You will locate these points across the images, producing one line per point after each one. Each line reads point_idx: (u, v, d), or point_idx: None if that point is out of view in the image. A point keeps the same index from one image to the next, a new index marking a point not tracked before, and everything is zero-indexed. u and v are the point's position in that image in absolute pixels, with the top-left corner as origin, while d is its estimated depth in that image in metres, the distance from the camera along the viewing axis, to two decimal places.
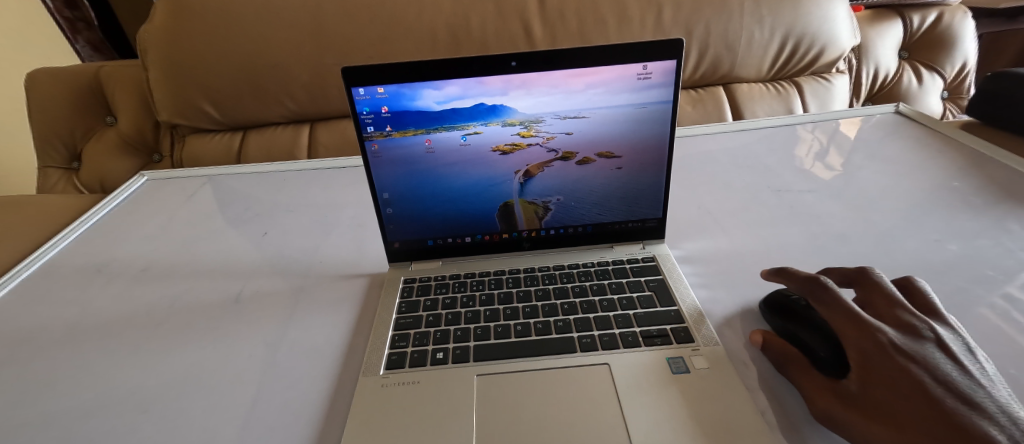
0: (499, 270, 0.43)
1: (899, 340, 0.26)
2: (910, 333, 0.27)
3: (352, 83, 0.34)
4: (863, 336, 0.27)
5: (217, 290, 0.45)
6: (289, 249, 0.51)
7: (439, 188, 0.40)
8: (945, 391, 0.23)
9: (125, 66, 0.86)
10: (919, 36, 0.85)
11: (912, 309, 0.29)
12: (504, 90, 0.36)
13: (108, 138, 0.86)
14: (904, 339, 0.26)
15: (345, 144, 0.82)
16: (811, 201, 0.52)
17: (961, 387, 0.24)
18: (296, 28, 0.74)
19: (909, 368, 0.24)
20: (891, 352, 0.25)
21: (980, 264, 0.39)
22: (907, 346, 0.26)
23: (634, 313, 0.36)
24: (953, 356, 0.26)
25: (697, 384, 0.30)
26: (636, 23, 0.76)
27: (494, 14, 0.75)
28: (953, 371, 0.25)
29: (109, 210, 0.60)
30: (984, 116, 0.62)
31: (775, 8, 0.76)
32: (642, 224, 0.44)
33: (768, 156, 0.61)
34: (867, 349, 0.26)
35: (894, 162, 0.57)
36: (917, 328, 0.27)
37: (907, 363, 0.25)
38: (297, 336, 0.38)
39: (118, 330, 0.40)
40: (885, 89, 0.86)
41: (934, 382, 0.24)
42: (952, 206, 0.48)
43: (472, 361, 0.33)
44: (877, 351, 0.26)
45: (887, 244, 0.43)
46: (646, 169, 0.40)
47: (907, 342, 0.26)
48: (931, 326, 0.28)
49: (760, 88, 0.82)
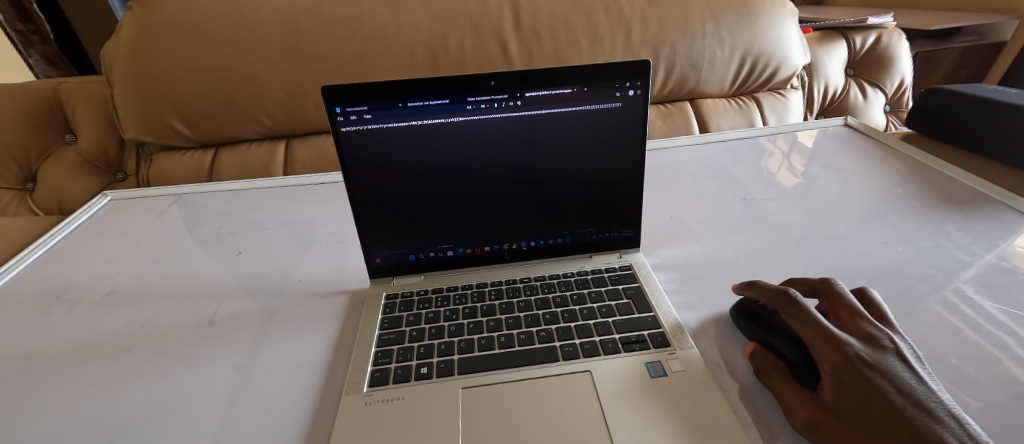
0: (481, 283, 0.43)
1: (865, 352, 0.28)
2: (873, 344, 0.29)
3: (333, 102, 0.34)
4: (832, 348, 0.28)
5: (190, 312, 0.43)
6: (266, 267, 0.50)
7: (421, 204, 0.41)
8: (907, 401, 0.25)
9: (87, 82, 0.83)
10: (862, 55, 0.92)
11: (869, 321, 0.31)
12: (484, 108, 0.37)
13: (67, 156, 0.82)
14: (868, 350, 0.28)
15: (321, 159, 0.81)
16: (774, 208, 0.55)
17: (918, 395, 0.26)
18: (270, 45, 0.74)
19: (875, 379, 0.26)
20: (858, 364, 0.27)
21: (922, 264, 0.43)
22: (871, 357, 0.28)
23: (613, 321, 0.38)
24: (909, 364, 0.28)
25: (675, 387, 0.32)
26: (607, 43, 0.79)
27: (469, 33, 0.77)
28: (910, 380, 0.27)
29: (69, 232, 0.57)
30: (921, 127, 0.68)
31: (734, 28, 0.81)
32: (618, 235, 0.45)
33: (734, 166, 0.65)
34: (836, 364, 0.28)
35: (846, 171, 0.61)
36: (878, 339, 0.29)
37: (872, 374, 0.27)
38: (277, 358, 0.38)
39: (81, 359, 0.38)
40: (834, 103, 0.93)
41: (896, 392, 0.26)
42: (898, 211, 0.52)
43: (457, 375, 0.34)
44: (845, 365, 0.27)
45: (842, 247, 0.47)
46: (621, 182, 0.42)
47: (871, 353, 0.28)
48: (890, 336, 0.30)
49: (723, 103, 0.87)
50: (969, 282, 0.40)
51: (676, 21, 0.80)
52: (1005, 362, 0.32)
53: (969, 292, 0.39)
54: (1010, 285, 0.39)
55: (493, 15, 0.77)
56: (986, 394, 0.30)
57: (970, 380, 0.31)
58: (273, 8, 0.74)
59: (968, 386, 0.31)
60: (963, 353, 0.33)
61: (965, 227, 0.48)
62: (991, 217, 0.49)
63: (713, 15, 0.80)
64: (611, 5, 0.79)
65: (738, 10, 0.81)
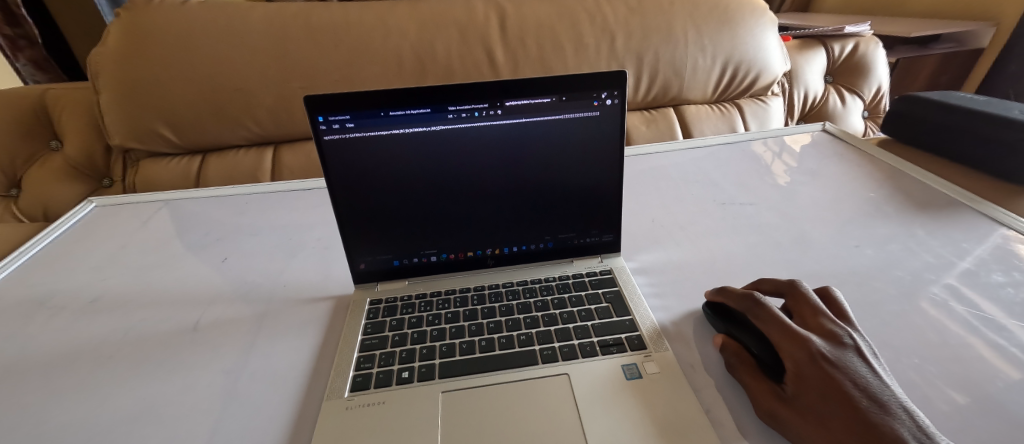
0: (464, 288, 0.44)
1: (826, 349, 0.29)
2: (834, 341, 0.30)
3: (315, 112, 0.35)
4: (796, 347, 0.30)
5: (173, 320, 0.44)
6: (250, 274, 0.50)
7: (404, 211, 0.41)
8: (863, 395, 0.26)
9: (73, 88, 0.82)
10: (840, 63, 0.94)
11: (831, 319, 0.32)
12: (465, 117, 0.38)
13: (53, 162, 0.82)
14: (829, 347, 0.30)
15: (310, 165, 0.81)
16: (752, 212, 0.56)
17: (875, 389, 0.27)
18: (258, 52, 0.74)
19: (835, 374, 0.27)
20: (819, 360, 0.28)
21: (891, 267, 0.45)
22: (832, 353, 0.29)
23: (592, 324, 0.39)
24: (868, 360, 0.29)
25: (649, 388, 0.33)
26: (592, 50, 0.80)
27: (456, 40, 0.78)
28: (868, 374, 0.28)
29: (53, 239, 0.57)
30: (896, 133, 0.70)
31: (716, 37, 0.83)
32: (599, 240, 0.46)
33: (714, 171, 0.66)
34: (799, 361, 0.29)
35: (822, 176, 0.63)
36: (838, 336, 0.31)
37: (832, 370, 0.28)
38: (260, 364, 0.38)
39: (62, 367, 0.38)
40: (815, 109, 0.95)
41: (854, 387, 0.27)
42: (869, 215, 0.54)
43: (438, 378, 0.34)
44: (807, 361, 0.28)
45: (815, 251, 0.48)
46: (600, 189, 0.43)
47: (832, 350, 0.29)
48: (850, 333, 0.31)
49: (706, 109, 0.89)
50: (933, 284, 0.42)
51: (659, 30, 0.81)
52: (963, 361, 0.34)
53: (932, 294, 0.41)
54: (972, 287, 0.41)
55: (479, 23, 0.79)
56: (941, 392, 0.31)
57: (929, 379, 0.32)
58: (261, 16, 0.75)
59: (927, 385, 0.32)
60: (925, 353, 0.35)
61: (933, 230, 0.49)
62: (958, 221, 0.50)
63: (695, 24, 0.82)
64: (596, 14, 0.81)
65: (719, 18, 0.83)
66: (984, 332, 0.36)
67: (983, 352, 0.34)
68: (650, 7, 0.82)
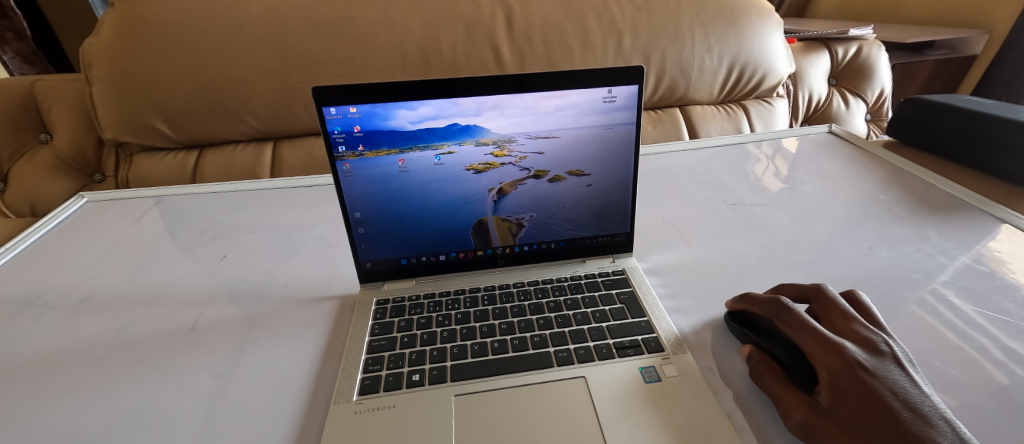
0: (475, 288, 0.43)
1: (863, 357, 0.28)
2: (869, 349, 0.29)
3: (323, 102, 0.34)
4: (830, 354, 0.29)
5: (170, 319, 0.42)
6: (251, 272, 0.48)
7: (413, 208, 0.40)
8: (903, 405, 0.25)
9: (63, 80, 0.80)
10: (843, 66, 0.95)
11: (865, 326, 0.31)
12: (477, 111, 0.37)
13: (42, 156, 0.79)
14: (865, 356, 0.29)
15: (310, 162, 0.79)
16: (762, 213, 0.56)
17: (914, 399, 0.26)
18: (258, 46, 0.73)
19: (872, 383, 0.26)
20: (855, 368, 0.27)
21: (907, 268, 0.44)
22: (869, 362, 0.28)
23: (607, 326, 0.37)
24: (905, 368, 0.28)
25: (668, 392, 0.32)
26: (598, 49, 0.80)
27: (462, 37, 0.77)
28: (907, 384, 0.27)
29: (42, 235, 0.55)
30: (901, 136, 0.70)
31: (722, 37, 0.83)
32: (611, 239, 0.45)
33: (723, 172, 0.66)
34: (834, 369, 0.28)
35: (831, 177, 0.62)
36: (874, 342, 0.30)
37: (869, 379, 0.27)
38: (262, 365, 0.37)
39: (52, 369, 0.37)
40: (818, 112, 0.95)
41: (893, 397, 0.26)
42: (880, 216, 0.53)
43: (449, 382, 0.33)
44: (843, 369, 0.27)
45: (829, 252, 0.48)
46: (613, 187, 0.42)
47: (868, 357, 0.28)
48: (886, 340, 0.30)
49: (712, 110, 0.89)
50: (950, 286, 0.42)
51: (666, 29, 0.81)
52: (986, 364, 0.33)
53: (951, 295, 0.40)
54: (990, 287, 0.41)
55: (485, 20, 0.78)
56: (960, 395, 0.31)
57: (954, 383, 0.32)
58: (261, 8, 0.73)
59: (952, 388, 0.31)
60: (948, 356, 0.34)
61: (944, 232, 0.49)
62: (969, 223, 0.50)
63: (702, 24, 0.82)
64: (602, 12, 0.80)
65: (726, 19, 0.83)
66: (1004, 335, 0.36)
67: (1006, 355, 0.34)
68: (656, 5, 0.82)
